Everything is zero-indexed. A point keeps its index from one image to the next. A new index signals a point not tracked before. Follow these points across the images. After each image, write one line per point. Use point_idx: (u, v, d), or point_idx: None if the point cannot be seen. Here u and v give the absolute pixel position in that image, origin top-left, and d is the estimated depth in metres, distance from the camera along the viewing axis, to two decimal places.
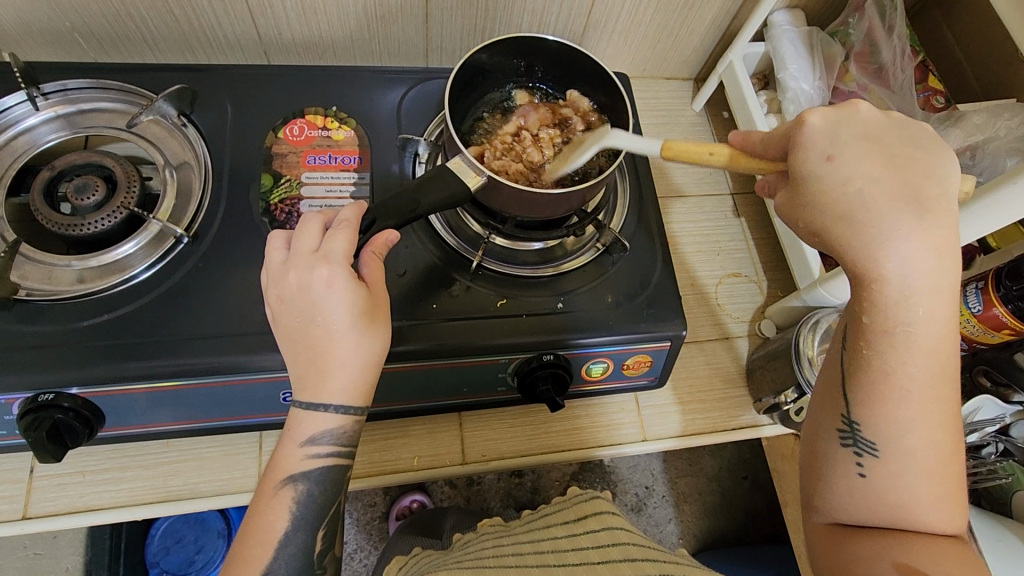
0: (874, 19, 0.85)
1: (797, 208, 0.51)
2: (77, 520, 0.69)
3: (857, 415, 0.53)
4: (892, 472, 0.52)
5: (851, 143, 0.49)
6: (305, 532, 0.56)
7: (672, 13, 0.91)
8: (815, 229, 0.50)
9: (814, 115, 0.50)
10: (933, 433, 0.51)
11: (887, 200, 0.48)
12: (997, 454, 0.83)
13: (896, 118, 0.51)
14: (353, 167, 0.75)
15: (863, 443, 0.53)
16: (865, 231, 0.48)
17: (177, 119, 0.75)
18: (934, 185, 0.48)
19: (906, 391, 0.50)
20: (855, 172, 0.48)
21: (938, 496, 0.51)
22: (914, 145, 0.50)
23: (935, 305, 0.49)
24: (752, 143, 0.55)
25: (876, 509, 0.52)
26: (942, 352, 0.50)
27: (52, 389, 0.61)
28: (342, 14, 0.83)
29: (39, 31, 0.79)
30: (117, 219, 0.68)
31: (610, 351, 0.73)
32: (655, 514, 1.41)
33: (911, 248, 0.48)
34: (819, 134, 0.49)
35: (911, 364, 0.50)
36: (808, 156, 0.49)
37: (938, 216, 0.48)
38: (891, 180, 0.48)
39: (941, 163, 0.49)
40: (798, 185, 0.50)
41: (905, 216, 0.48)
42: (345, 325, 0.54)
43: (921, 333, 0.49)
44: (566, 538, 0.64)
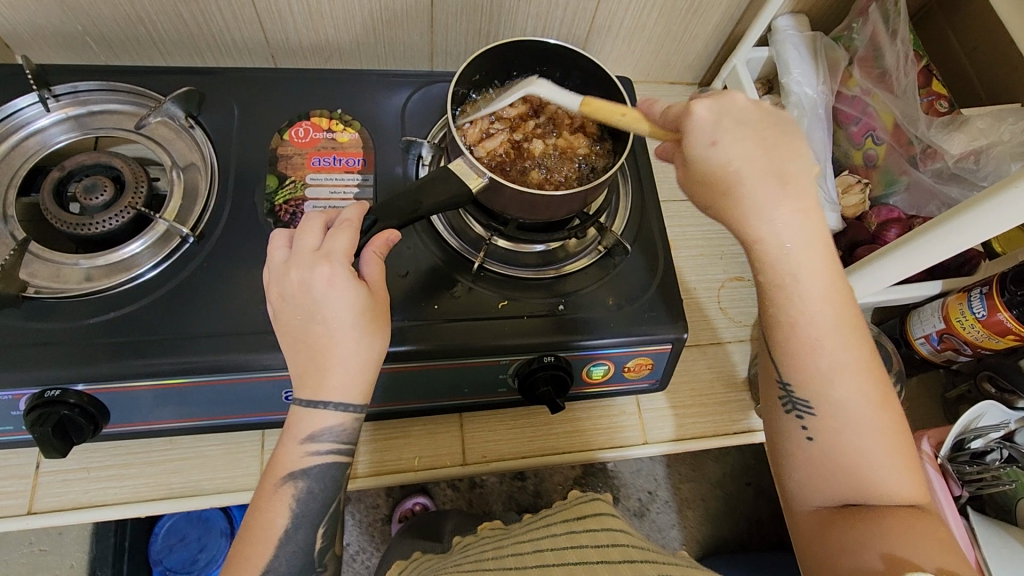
0: (878, 24, 0.84)
1: (694, 190, 0.57)
2: (81, 516, 0.69)
3: (784, 377, 0.58)
4: (832, 428, 0.56)
5: (730, 127, 0.54)
6: (306, 529, 0.56)
7: (676, 18, 0.91)
8: (709, 206, 0.56)
9: (698, 104, 0.55)
10: (853, 384, 0.55)
11: (760, 175, 0.54)
12: (1000, 461, 0.82)
13: (767, 105, 0.56)
14: (357, 168, 0.76)
15: (799, 404, 0.57)
16: (745, 204, 0.54)
17: (185, 120, 0.76)
18: (798, 161, 0.54)
19: (813, 345, 0.55)
20: (733, 153, 0.54)
21: (882, 447, 0.55)
22: (781, 126, 0.56)
23: (815, 263, 0.54)
24: (654, 116, 0.60)
25: (831, 472, 0.56)
26: (835, 305, 0.55)
27: (59, 385, 0.62)
28: (348, 18, 0.84)
29: (52, 34, 0.80)
30: (125, 218, 0.69)
31: (613, 353, 0.73)
32: (658, 520, 1.41)
33: (785, 216, 0.54)
34: (704, 121, 0.54)
35: (808, 319, 0.55)
36: (693, 144, 0.55)
37: (803, 186, 0.54)
38: (763, 158, 0.54)
39: (804, 142, 0.55)
40: (690, 167, 0.56)
41: (774, 189, 0.54)
42: (345, 322, 0.54)
43: (813, 293, 0.55)
44: (565, 537, 0.64)
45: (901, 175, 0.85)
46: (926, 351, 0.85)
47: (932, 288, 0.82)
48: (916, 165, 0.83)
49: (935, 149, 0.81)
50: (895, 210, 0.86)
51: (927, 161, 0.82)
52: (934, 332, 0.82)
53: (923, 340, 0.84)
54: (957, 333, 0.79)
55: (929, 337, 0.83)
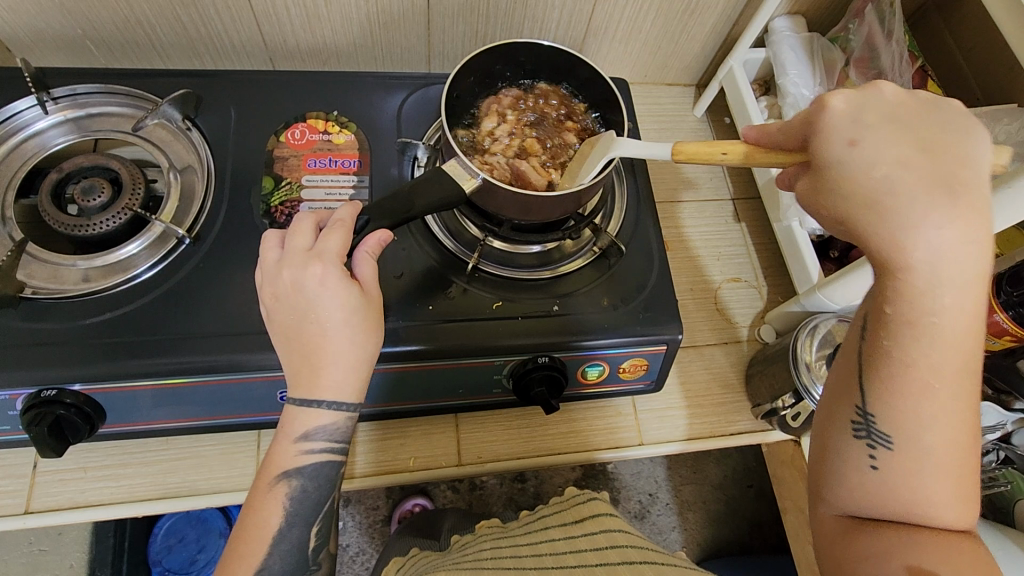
0: (874, 25, 0.85)
1: (818, 197, 0.48)
2: (77, 516, 0.70)
3: (872, 401, 0.48)
4: (906, 466, 0.47)
5: (877, 127, 0.46)
6: (301, 527, 0.57)
7: (672, 20, 0.91)
8: (836, 212, 0.47)
9: (836, 98, 0.47)
10: (951, 431, 0.47)
11: (915, 180, 0.44)
12: (997, 462, 0.83)
13: (927, 101, 0.48)
14: (353, 170, 0.76)
15: (876, 433, 0.48)
16: (885, 214, 0.44)
17: (182, 122, 0.76)
18: (968, 171, 0.45)
19: (924, 383, 0.46)
20: (879, 156, 0.45)
21: (953, 503, 0.47)
22: (951, 130, 0.46)
23: (960, 292, 0.44)
24: (766, 136, 0.54)
25: (885, 505, 0.48)
26: (967, 344, 0.45)
27: (56, 385, 0.62)
28: (345, 22, 0.84)
29: (51, 38, 0.81)
30: (121, 220, 0.69)
31: (608, 354, 0.73)
32: (658, 522, 1.40)
33: (938, 231, 0.44)
34: (842, 116, 0.47)
35: (931, 353, 0.45)
36: (829, 142, 0.47)
37: (974, 201, 0.44)
38: (921, 162, 0.44)
39: (969, 144, 0.46)
40: (820, 168, 0.47)
41: (934, 198, 0.44)
42: (338, 321, 0.55)
43: (949, 323, 0.45)
44: (563, 539, 0.64)
45: None
46: None
47: None
48: None
49: None
50: None
51: None
52: None
53: None
54: None
55: None
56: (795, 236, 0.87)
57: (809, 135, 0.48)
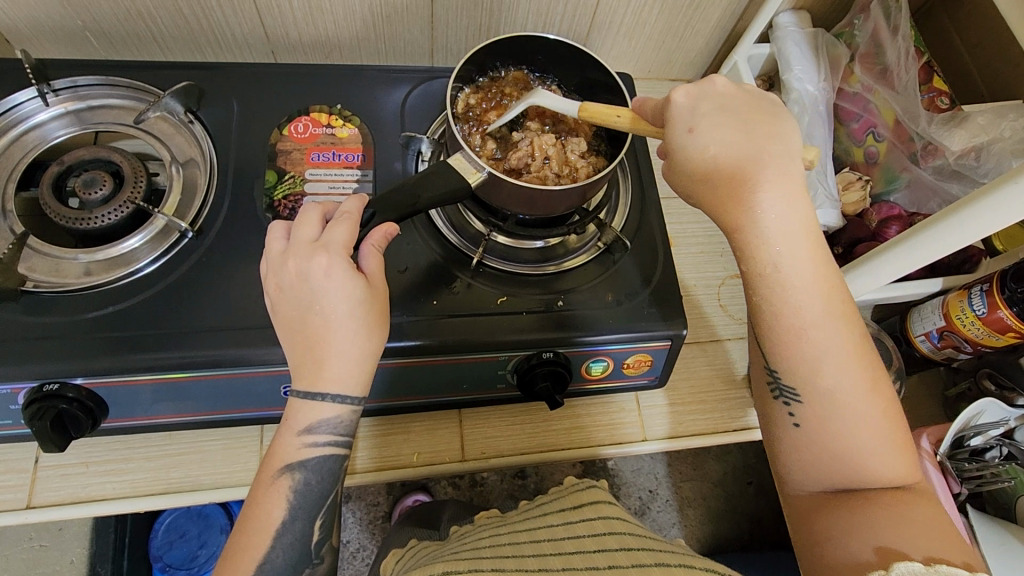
0: (880, 20, 0.83)
1: (675, 181, 0.57)
2: (79, 511, 0.69)
3: (772, 364, 0.58)
4: (818, 414, 0.55)
5: (706, 114, 0.55)
6: (303, 521, 0.56)
7: (677, 15, 0.91)
8: (690, 196, 0.56)
9: (677, 91, 0.56)
10: (843, 371, 0.55)
11: (735, 157, 0.54)
12: (1000, 458, 0.82)
13: (749, 88, 0.57)
14: (356, 164, 0.76)
15: (786, 391, 0.57)
16: (722, 190, 0.54)
17: (184, 115, 0.76)
18: (779, 144, 0.54)
19: (798, 333, 0.55)
20: (709, 139, 0.54)
21: (872, 436, 0.54)
22: (767, 109, 0.56)
23: (798, 250, 0.54)
24: (646, 112, 0.59)
25: (819, 458, 0.56)
26: (822, 289, 0.54)
27: (58, 378, 0.62)
28: (348, 14, 0.84)
29: (52, 29, 0.80)
30: (123, 213, 0.69)
31: (612, 350, 0.73)
32: (658, 518, 1.41)
33: (768, 197, 0.53)
34: (680, 109, 0.55)
35: (793, 305, 0.54)
36: (672, 132, 0.55)
37: (785, 166, 0.54)
38: (740, 142, 0.54)
39: (785, 122, 0.55)
40: (672, 157, 0.56)
41: (752, 171, 0.53)
42: (343, 313, 0.54)
43: (794, 277, 0.54)
44: (562, 525, 0.64)
45: (902, 172, 0.84)
46: (926, 350, 0.84)
47: (932, 286, 0.82)
48: (916, 162, 0.83)
49: (935, 146, 0.80)
50: (896, 207, 0.86)
51: (927, 159, 0.81)
52: (934, 330, 0.81)
53: (923, 338, 0.83)
54: (957, 331, 0.79)
55: (929, 335, 0.82)
56: None
57: (661, 128, 0.57)
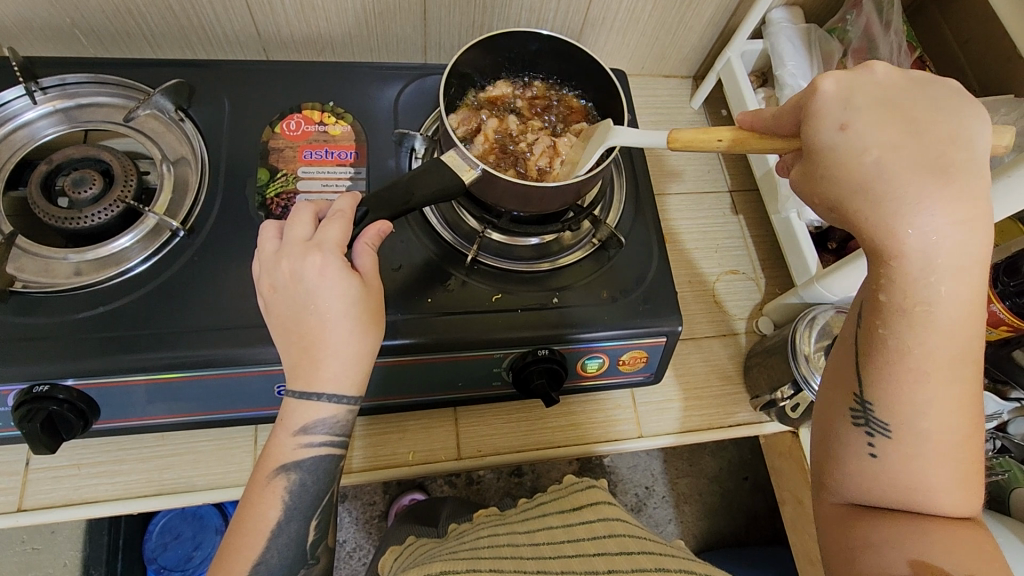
0: (871, 16, 0.84)
1: (813, 185, 0.49)
2: (71, 513, 0.69)
3: (869, 392, 0.50)
4: (903, 451, 0.50)
5: (866, 109, 0.47)
6: (298, 521, 0.56)
7: (670, 11, 0.91)
8: (832, 201, 0.48)
9: (826, 81, 0.48)
10: (947, 416, 0.49)
11: (907, 167, 0.45)
12: (994, 451, 0.85)
13: (919, 80, 0.49)
14: (350, 161, 0.75)
15: (874, 421, 0.50)
16: (882, 204, 0.46)
17: (175, 113, 0.75)
18: (959, 151, 0.46)
19: (921, 371, 0.48)
20: (871, 140, 0.46)
21: (956, 483, 0.49)
22: (946, 107, 0.47)
23: (954, 283, 0.46)
24: (762, 122, 0.54)
25: (883, 492, 0.50)
26: (961, 327, 0.47)
27: (47, 380, 0.61)
28: (340, 12, 0.83)
29: (40, 27, 0.79)
30: (113, 212, 0.68)
31: (607, 347, 0.72)
32: (655, 515, 1.41)
33: (939, 218, 0.45)
34: (832, 101, 0.48)
35: (928, 342, 0.47)
36: (821, 127, 0.48)
37: (967, 182, 0.45)
38: (910, 146, 0.46)
39: (965, 125, 0.46)
40: (812, 156, 0.49)
41: (925, 185, 0.45)
42: (338, 312, 0.54)
43: (940, 311, 0.46)
44: (562, 528, 0.64)
45: None
46: None
47: None
48: None
49: None
50: None
51: None
52: None
53: None
54: None
55: None
56: (793, 227, 0.87)
57: (802, 123, 0.50)
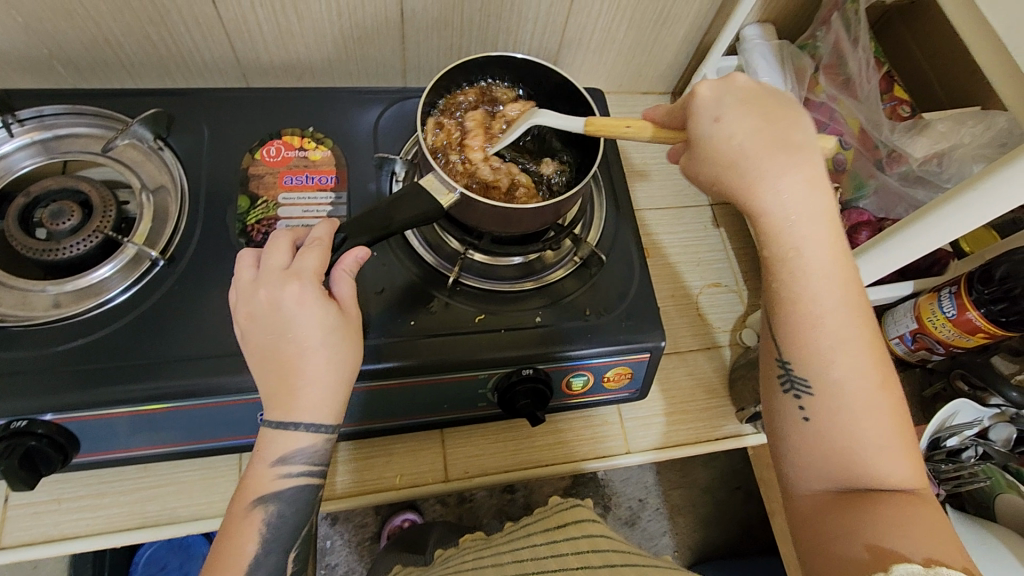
0: (840, 32, 0.85)
1: (696, 170, 0.56)
2: (50, 550, 0.67)
3: (784, 353, 0.56)
4: (830, 409, 0.53)
5: (733, 105, 0.54)
6: (277, 554, 0.55)
7: (645, 30, 0.93)
8: (714, 183, 0.55)
9: (700, 85, 0.55)
10: (854, 362, 0.53)
11: (764, 145, 0.53)
12: (976, 457, 0.83)
13: (769, 83, 0.57)
14: (330, 186, 0.76)
15: (797, 382, 0.55)
16: (745, 173, 0.53)
17: (154, 142, 0.75)
18: (802, 133, 0.54)
19: (813, 321, 0.53)
20: (736, 129, 0.53)
21: (882, 431, 0.52)
22: (785, 103, 0.55)
23: (820, 237, 0.53)
24: (661, 116, 0.60)
25: (826, 455, 0.53)
26: (844, 279, 0.53)
27: (26, 415, 0.60)
28: (318, 36, 0.84)
29: (16, 59, 0.79)
30: (92, 243, 0.68)
31: (591, 365, 0.73)
32: (649, 528, 1.41)
33: (795, 188, 0.53)
34: (707, 101, 0.54)
35: (811, 290, 0.53)
36: (698, 121, 0.54)
37: (810, 158, 0.53)
38: (767, 132, 0.53)
39: (804, 114, 0.55)
40: (694, 147, 0.55)
41: (779, 159, 0.53)
42: (316, 340, 0.54)
43: (815, 265, 0.53)
44: (545, 545, 0.64)
45: (868, 179, 0.84)
46: (899, 351, 0.86)
47: (903, 289, 0.83)
48: (883, 169, 0.83)
49: (899, 153, 0.81)
50: (866, 213, 0.85)
51: (892, 165, 0.82)
52: (907, 332, 0.83)
53: (897, 340, 0.85)
54: (929, 333, 0.80)
55: (904, 337, 0.84)
56: None
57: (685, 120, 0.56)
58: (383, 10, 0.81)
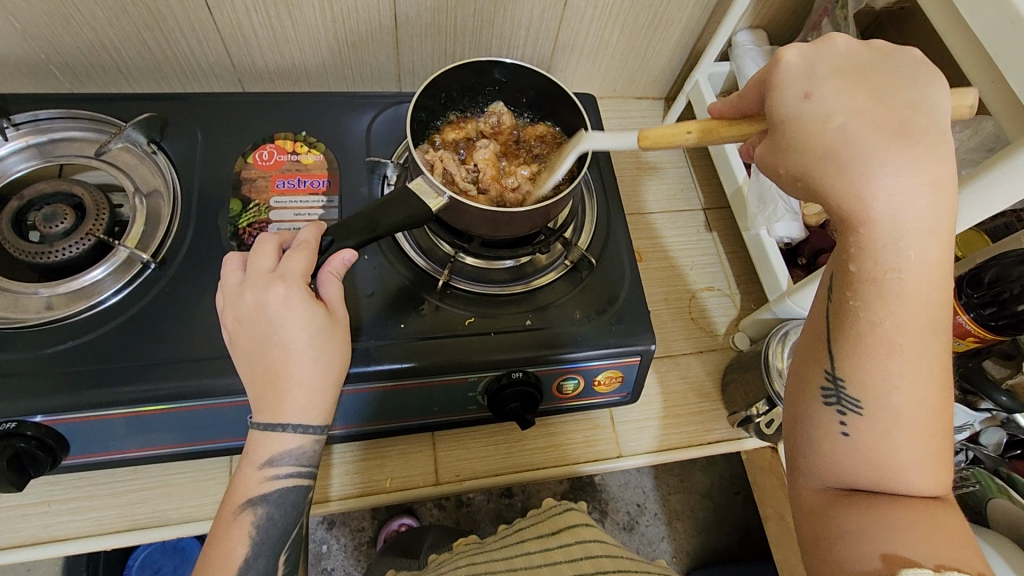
0: (830, 38, 0.85)
1: (777, 158, 0.49)
2: (39, 552, 0.67)
3: (839, 367, 0.49)
4: (876, 429, 0.48)
5: (830, 77, 0.47)
6: (266, 557, 0.55)
7: (638, 36, 0.93)
8: (800, 172, 0.48)
9: (788, 52, 0.49)
10: (921, 389, 0.47)
11: (870, 129, 0.45)
12: (966, 461, 0.89)
13: (882, 51, 0.49)
14: (322, 190, 0.76)
15: (847, 399, 0.49)
16: (847, 161, 0.45)
17: (147, 146, 0.76)
18: (923, 117, 0.46)
19: (893, 341, 0.46)
20: (835, 106, 0.46)
21: (925, 456, 0.47)
22: (903, 79, 0.47)
23: (926, 249, 0.45)
24: (730, 109, 0.55)
25: (853, 468, 0.49)
26: (934, 298, 0.46)
27: (14, 417, 0.61)
28: (313, 42, 0.85)
29: (14, 64, 0.80)
30: (85, 246, 0.68)
31: (581, 368, 0.73)
32: (647, 533, 1.40)
33: (903, 185, 0.44)
34: (797, 71, 0.48)
35: (898, 313, 0.46)
36: (784, 96, 0.48)
37: (932, 149, 0.45)
38: (872, 113, 0.46)
39: (931, 93, 0.47)
40: (777, 127, 0.49)
41: (892, 147, 0.45)
42: (303, 342, 0.54)
43: (909, 278, 0.45)
44: (540, 553, 0.63)
45: None
46: None
47: None
48: None
49: None
50: None
51: None
52: None
53: None
54: None
55: None
56: (764, 244, 0.88)
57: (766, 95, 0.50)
58: (376, 15, 0.82)
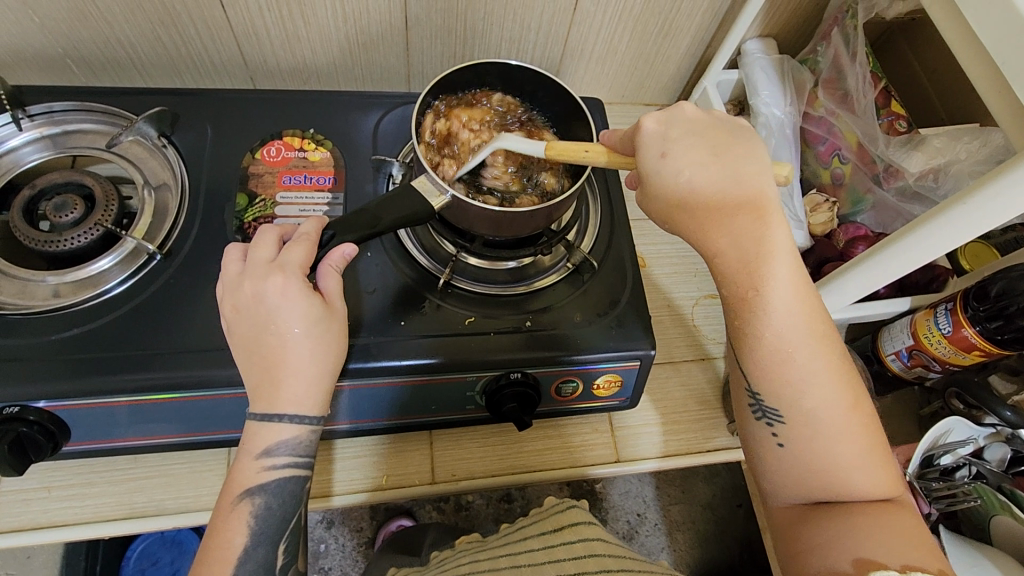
0: (839, 47, 0.85)
1: (650, 209, 0.57)
2: (37, 537, 0.68)
3: (755, 387, 0.56)
4: (802, 434, 0.55)
5: (679, 138, 0.55)
6: (265, 546, 0.56)
7: (647, 42, 0.93)
8: (667, 221, 0.56)
9: (646, 119, 0.56)
10: (825, 391, 0.54)
11: (715, 184, 0.53)
12: (969, 477, 0.83)
13: (716, 114, 0.57)
14: (328, 187, 0.77)
15: (769, 412, 0.56)
16: (698, 209, 0.54)
17: (157, 139, 0.77)
18: (754, 166, 0.54)
19: (784, 357, 0.54)
20: (683, 164, 0.54)
21: (853, 451, 0.54)
22: (735, 134, 0.56)
23: (781, 274, 0.54)
24: (619, 142, 0.60)
25: (801, 474, 0.56)
26: (806, 314, 0.54)
27: (18, 402, 0.62)
28: (325, 41, 0.86)
29: (32, 57, 0.81)
30: (93, 235, 0.69)
31: (579, 371, 0.73)
32: (647, 543, 1.38)
33: (745, 228, 0.53)
34: (654, 135, 0.55)
35: (776, 330, 0.54)
36: (646, 156, 0.55)
37: (762, 192, 0.54)
38: (716, 168, 0.53)
39: (755, 143, 0.56)
40: (646, 182, 0.55)
41: (733, 196, 0.53)
42: (300, 332, 0.55)
43: (779, 302, 0.54)
44: (542, 551, 0.62)
45: (866, 193, 0.87)
46: (897, 368, 0.84)
47: (900, 305, 0.83)
48: (879, 183, 0.84)
49: (896, 168, 0.81)
50: (863, 227, 0.88)
51: (889, 180, 0.83)
52: (903, 348, 0.81)
53: (893, 357, 0.83)
54: (925, 350, 0.78)
55: (900, 354, 0.82)
56: None
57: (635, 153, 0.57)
58: (388, 16, 0.83)
